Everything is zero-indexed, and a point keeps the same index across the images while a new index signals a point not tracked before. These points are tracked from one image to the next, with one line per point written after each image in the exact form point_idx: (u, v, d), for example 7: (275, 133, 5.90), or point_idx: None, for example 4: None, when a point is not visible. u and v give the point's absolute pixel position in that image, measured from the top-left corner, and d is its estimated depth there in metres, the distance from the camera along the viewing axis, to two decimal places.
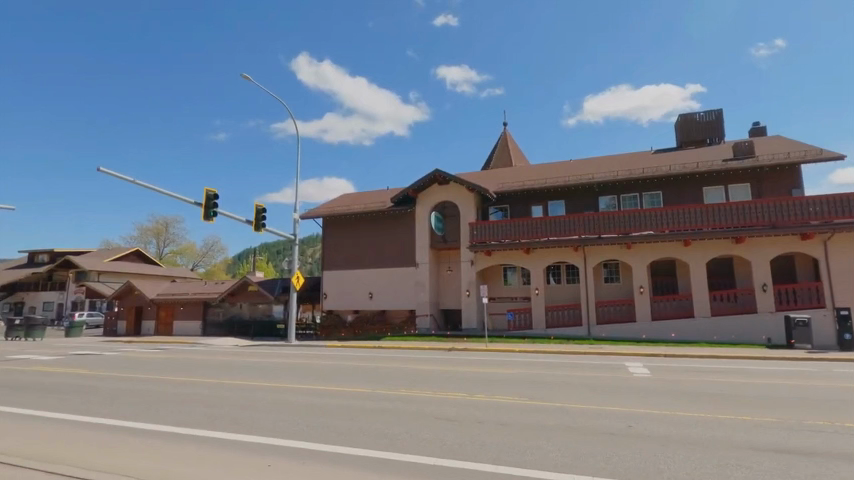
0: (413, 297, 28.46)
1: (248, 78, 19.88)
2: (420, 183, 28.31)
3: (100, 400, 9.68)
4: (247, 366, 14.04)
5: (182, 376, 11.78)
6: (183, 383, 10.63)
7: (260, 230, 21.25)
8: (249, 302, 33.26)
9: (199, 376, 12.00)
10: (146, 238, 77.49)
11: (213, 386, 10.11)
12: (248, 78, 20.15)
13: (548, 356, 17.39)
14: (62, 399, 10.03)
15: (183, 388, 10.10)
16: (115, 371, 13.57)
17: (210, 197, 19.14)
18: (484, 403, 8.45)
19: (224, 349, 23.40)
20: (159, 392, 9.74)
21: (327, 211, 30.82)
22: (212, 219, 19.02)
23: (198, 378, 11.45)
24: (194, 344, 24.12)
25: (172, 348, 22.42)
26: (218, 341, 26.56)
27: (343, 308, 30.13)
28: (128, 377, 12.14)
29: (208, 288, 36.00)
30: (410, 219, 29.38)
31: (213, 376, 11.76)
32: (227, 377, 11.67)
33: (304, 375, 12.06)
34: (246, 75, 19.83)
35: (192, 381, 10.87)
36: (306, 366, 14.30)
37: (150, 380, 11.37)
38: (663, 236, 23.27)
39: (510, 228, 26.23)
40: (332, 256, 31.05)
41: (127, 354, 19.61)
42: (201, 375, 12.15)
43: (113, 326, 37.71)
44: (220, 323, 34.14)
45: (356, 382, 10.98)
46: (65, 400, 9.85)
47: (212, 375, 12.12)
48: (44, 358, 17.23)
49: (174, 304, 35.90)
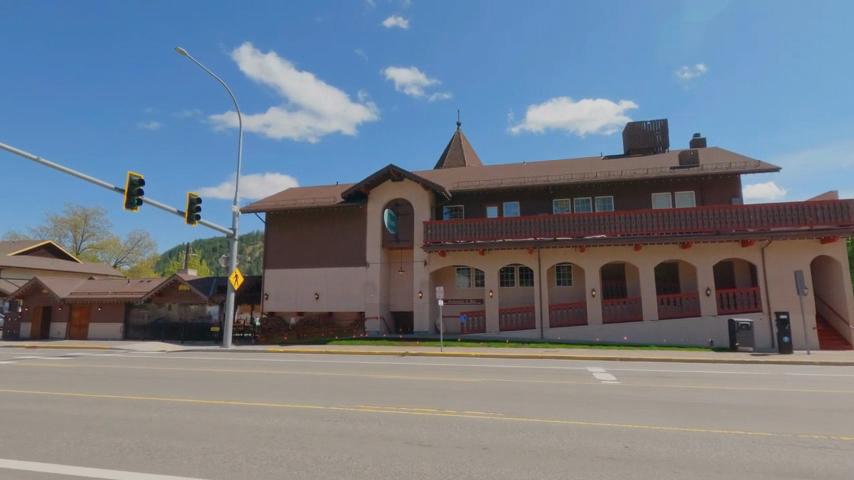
0: (362, 298, 26.99)
1: (183, 52, 17.65)
2: (373, 178, 26.92)
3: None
4: (172, 378, 12.06)
5: (86, 393, 9.74)
6: (88, 403, 8.69)
7: (193, 223, 19.04)
8: (179, 303, 30.25)
9: (109, 392, 9.99)
10: (61, 230, 69.92)
11: (124, 407, 8.28)
12: (183, 53, 17.84)
13: (507, 361, 16.64)
14: None
15: (87, 409, 8.20)
16: (2, 385, 11.20)
17: (134, 184, 16.76)
18: (458, 422, 7.32)
19: (147, 356, 20.78)
20: (52, 415, 7.80)
21: (270, 205, 28.60)
22: (135, 209, 16.60)
23: (107, 395, 9.47)
24: (112, 350, 21.27)
25: (83, 355, 19.56)
26: (142, 346, 23.62)
27: (286, 310, 28.07)
28: (14, 395, 9.86)
29: (131, 287, 32.46)
30: (361, 216, 27.88)
31: (126, 392, 9.81)
32: (144, 393, 9.77)
33: (241, 388, 10.39)
34: (180, 49, 17.51)
35: (96, 400, 8.92)
36: (245, 377, 12.56)
37: (39, 400, 9.23)
38: (616, 240, 23.42)
39: (465, 229, 25.45)
40: (275, 253, 28.89)
41: (25, 363, 16.70)
42: (112, 391, 10.15)
43: (15, 329, 33.01)
44: (144, 325, 30.83)
45: (304, 396, 9.53)
46: None
47: (126, 390, 10.18)
48: None
49: (90, 305, 32.01)
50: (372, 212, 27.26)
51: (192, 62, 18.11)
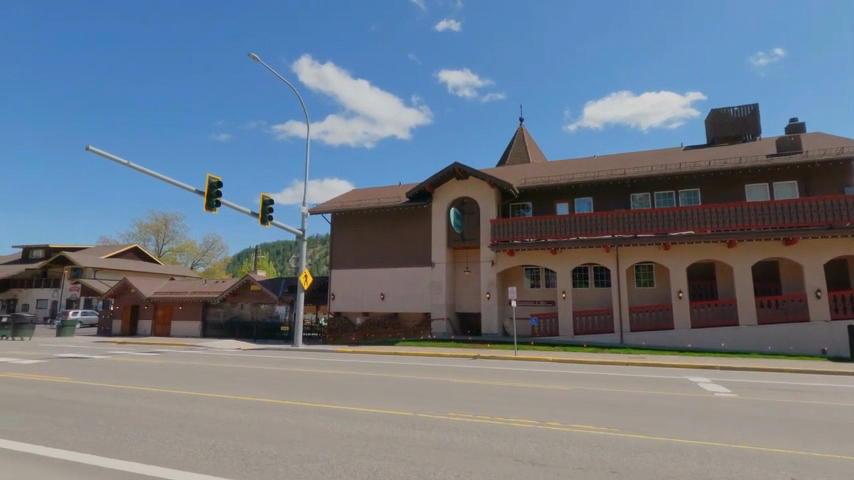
0: (428, 299, 26.50)
1: (257, 57, 18.09)
2: (438, 177, 26.42)
3: (71, 424, 7.77)
4: (252, 378, 12.08)
5: (175, 391, 9.86)
6: (180, 400, 8.71)
7: (266, 224, 19.48)
8: (251, 303, 31.34)
9: (195, 389, 10.07)
10: (145, 235, 75.69)
11: (213, 406, 8.16)
12: (257, 58, 18.25)
13: (590, 367, 15.46)
14: (32, 424, 8.09)
15: (180, 407, 8.18)
16: (102, 380, 11.68)
17: (214, 186, 17.27)
18: (568, 437, 6.48)
19: (225, 354, 21.47)
20: (147, 412, 7.84)
21: (336, 207, 28.90)
22: (215, 210, 17.09)
23: (194, 393, 9.51)
24: (193, 347, 22.23)
25: (169, 351, 20.55)
26: (220, 344, 24.50)
27: (352, 310, 28.17)
28: (111, 390, 10.18)
29: (208, 287, 34.11)
30: (426, 215, 27.46)
31: (212, 391, 9.83)
32: (229, 392, 9.77)
33: (322, 389, 10.13)
34: (254, 54, 17.93)
35: (185, 397, 8.95)
36: (321, 377, 12.38)
37: (134, 396, 9.40)
38: (706, 236, 21.28)
39: (535, 227, 24.30)
40: (341, 254, 29.13)
41: (118, 358, 17.67)
42: (199, 388, 10.24)
43: (108, 326, 35.72)
44: (220, 324, 32.22)
45: (390, 400, 9.08)
46: (35, 426, 7.92)
47: (211, 388, 10.23)
48: (23, 361, 15.26)
49: (172, 304, 33.99)
50: (437, 212, 26.75)
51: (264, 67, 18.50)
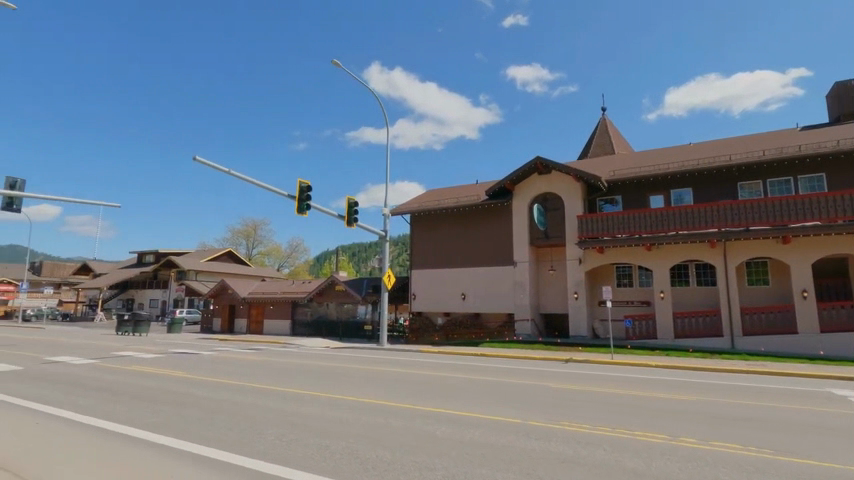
0: (511, 299, 25.72)
1: (338, 64, 18.99)
2: (519, 173, 25.59)
3: (193, 418, 8.22)
4: (347, 378, 12.26)
5: (280, 389, 10.21)
6: (288, 398, 8.92)
7: (352, 225, 20.16)
8: (336, 302, 32.44)
9: (298, 388, 10.37)
10: (237, 240, 81.89)
11: (320, 406, 8.28)
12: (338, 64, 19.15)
13: (703, 374, 13.96)
14: (159, 417, 8.67)
15: (289, 405, 8.36)
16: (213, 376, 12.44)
17: (304, 189, 17.94)
18: (712, 457, 5.66)
19: (316, 351, 22.34)
20: (259, 409, 8.11)
21: (415, 207, 29.05)
22: (305, 213, 17.73)
23: (298, 392, 9.78)
24: (286, 345, 23.36)
25: (265, 348, 21.74)
26: (310, 342, 25.54)
27: (434, 310, 28.09)
28: (223, 385, 10.75)
29: (296, 287, 35.88)
30: (506, 213, 26.71)
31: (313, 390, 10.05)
32: (329, 391, 9.92)
33: (419, 391, 9.97)
34: (335, 62, 18.91)
35: (291, 396, 9.19)
36: (414, 379, 12.29)
37: (244, 392, 9.85)
38: (838, 227, 18.46)
39: (627, 221, 22.64)
40: (421, 254, 29.21)
41: (222, 354, 18.96)
42: (301, 386, 10.54)
43: (210, 323, 38.81)
44: (308, 322, 33.72)
45: (493, 405, 8.68)
46: (162, 419, 8.46)
47: (312, 387, 10.48)
48: (144, 355, 16.81)
49: (264, 304, 36.20)
50: (518, 209, 25.94)
51: (346, 72, 19.50)
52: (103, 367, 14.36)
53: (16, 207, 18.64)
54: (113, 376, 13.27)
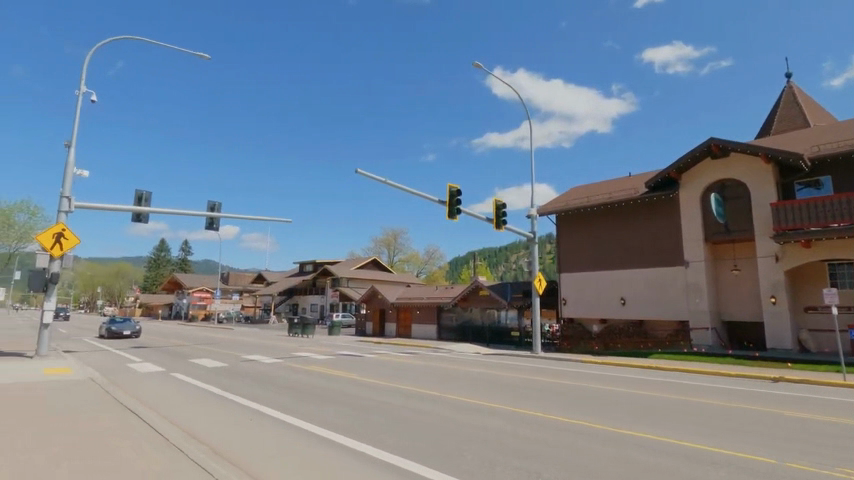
0: (683, 305, 22.47)
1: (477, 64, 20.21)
2: (686, 159, 22.31)
3: (382, 427, 8.33)
4: (517, 397, 11.63)
5: (455, 408, 10.00)
6: (470, 421, 8.56)
7: (501, 228, 19.49)
8: (481, 308, 32.03)
9: (471, 408, 10.04)
10: (380, 249, 87.76)
11: (503, 435, 7.76)
12: (477, 65, 20.50)
13: None
14: (349, 421, 9.00)
15: (475, 428, 7.99)
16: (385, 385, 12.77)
17: (454, 194, 17.82)
18: None
19: (468, 358, 22.18)
20: (442, 432, 7.91)
21: (561, 206, 27.26)
22: (457, 218, 17.58)
23: (474, 414, 9.43)
24: (439, 350, 23.63)
25: (420, 352, 22.26)
26: (461, 347, 25.53)
27: (588, 316, 25.90)
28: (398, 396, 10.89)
29: (441, 293, 36.51)
30: (672, 206, 23.45)
31: (489, 414, 9.63)
32: (506, 416, 9.38)
33: (610, 424, 8.87)
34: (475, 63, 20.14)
35: (468, 420, 8.87)
36: (592, 403, 11.14)
37: (419, 409, 9.85)
38: None
39: (847, 206, 17.95)
40: (570, 256, 27.22)
41: (384, 358, 19.87)
42: (474, 407, 10.20)
43: (363, 327, 41.65)
44: (453, 327, 33.92)
45: (720, 448, 7.32)
46: (353, 424, 8.75)
47: (486, 408, 10.06)
48: (319, 356, 18.30)
49: (411, 308, 37.56)
50: (688, 201, 22.67)
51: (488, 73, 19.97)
52: (289, 366, 15.91)
53: (215, 228, 21.95)
54: (299, 378, 14.51)
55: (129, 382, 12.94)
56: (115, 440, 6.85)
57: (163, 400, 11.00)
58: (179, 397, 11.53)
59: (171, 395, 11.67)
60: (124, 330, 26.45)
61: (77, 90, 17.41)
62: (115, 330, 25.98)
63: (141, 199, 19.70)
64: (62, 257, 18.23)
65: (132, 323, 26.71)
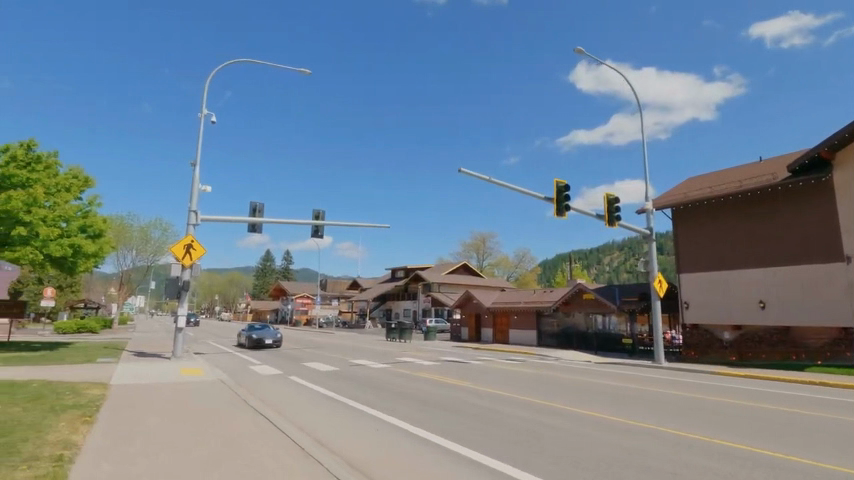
0: (845, 309, 18.81)
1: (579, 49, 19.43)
2: (842, 134, 18.83)
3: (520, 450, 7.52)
4: (661, 417, 10.09)
5: (594, 433, 8.78)
6: (622, 452, 7.45)
7: (614, 224, 17.84)
8: (586, 312, 29.86)
9: (615, 435, 8.72)
10: (468, 253, 87.25)
11: (674, 475, 6.43)
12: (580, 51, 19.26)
13: None
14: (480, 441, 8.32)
15: (632, 461, 6.89)
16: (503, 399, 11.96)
17: (561, 189, 16.56)
18: None
19: (579, 366, 20.58)
20: (591, 466, 6.82)
21: (678, 199, 24.48)
22: (565, 215, 16.29)
23: (623, 443, 8.15)
24: (545, 357, 22.24)
25: (526, 360, 21.09)
26: (568, 355, 23.89)
27: (717, 322, 22.81)
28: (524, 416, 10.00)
29: (540, 297, 34.84)
30: (823, 192, 19.88)
31: (638, 439, 8.28)
32: (663, 446, 7.95)
33: (809, 457, 7.07)
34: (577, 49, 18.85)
35: (620, 451, 7.63)
36: (763, 425, 9.26)
37: (553, 436, 8.76)
38: None
39: None
40: (691, 254, 24.27)
41: (490, 365, 19.03)
42: (619, 433, 8.85)
43: (459, 332, 41.12)
44: (555, 334, 32.06)
45: None
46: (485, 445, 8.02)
47: (634, 435, 8.66)
48: (425, 362, 17.97)
49: (508, 313, 36.23)
50: (845, 184, 19.11)
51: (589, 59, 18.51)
52: (398, 372, 15.71)
53: (320, 235, 22.78)
54: (410, 385, 14.20)
55: (253, 385, 13.41)
56: (253, 446, 6.75)
57: (286, 403, 11.17)
58: (300, 401, 11.65)
59: (292, 399, 11.83)
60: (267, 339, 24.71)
61: (199, 114, 19.07)
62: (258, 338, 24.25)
63: (255, 210, 21.00)
64: (191, 266, 19.90)
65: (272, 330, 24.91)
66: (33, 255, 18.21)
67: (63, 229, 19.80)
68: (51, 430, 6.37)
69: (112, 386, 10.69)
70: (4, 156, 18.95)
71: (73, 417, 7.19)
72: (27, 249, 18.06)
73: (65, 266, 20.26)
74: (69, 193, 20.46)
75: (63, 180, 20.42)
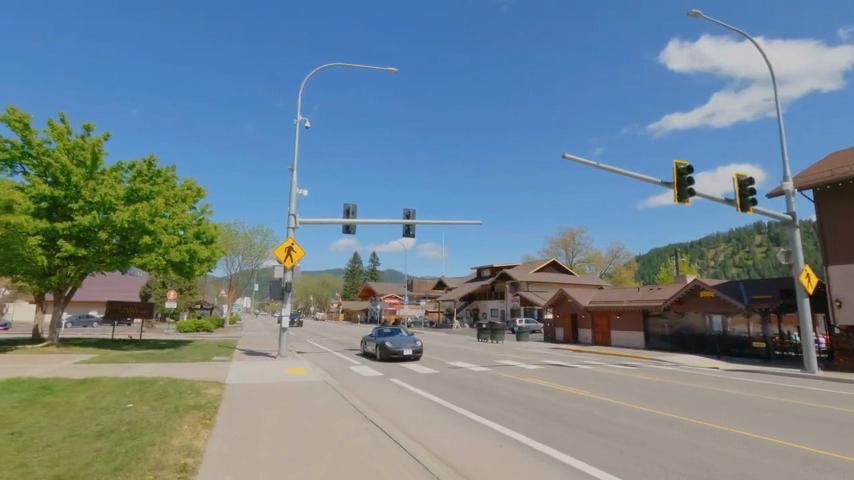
0: None
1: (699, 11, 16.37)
2: None
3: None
4: (853, 441, 7.96)
5: (760, 458, 7.10)
6: None
7: (748, 210, 15.35)
8: (704, 312, 26.54)
9: (792, 463, 6.96)
10: (557, 250, 83.44)
11: None
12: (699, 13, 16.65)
13: None
14: (615, 464, 7.13)
15: None
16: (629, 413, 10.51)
17: (683, 172, 14.50)
18: None
19: (704, 373, 18.10)
20: None
21: (823, 177, 20.69)
22: (688, 201, 14.25)
23: (812, 477, 6.38)
24: (662, 362, 19.94)
25: (639, 364, 19.03)
26: (687, 360, 21.26)
27: None
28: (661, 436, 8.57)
29: (646, 295, 31.77)
30: None
31: (831, 471, 6.48)
32: None
33: None
34: (695, 11, 16.44)
35: None
36: None
37: (707, 460, 7.22)
38: None
39: None
40: (843, 242, 20.36)
41: (599, 370, 17.34)
42: (797, 461, 7.05)
43: (553, 333, 38.98)
44: (666, 335, 28.99)
45: None
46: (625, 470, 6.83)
47: (822, 468, 6.80)
48: (527, 365, 16.83)
49: (609, 313, 33.52)
50: None
51: (708, 20, 16.04)
52: (500, 376, 14.76)
53: (411, 234, 22.50)
54: (516, 391, 13.18)
55: (356, 386, 13.26)
56: (369, 461, 6.25)
57: (392, 409, 10.76)
58: (404, 406, 11.20)
59: (397, 404, 11.41)
60: (405, 350, 17.80)
61: (295, 120, 19.62)
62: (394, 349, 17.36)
63: (349, 211, 21.22)
64: (292, 268, 20.55)
65: (412, 338, 17.86)
66: (158, 260, 19.98)
67: (181, 237, 21.52)
68: (177, 434, 6.32)
69: (227, 385, 11.01)
70: (132, 171, 20.92)
71: (194, 419, 7.21)
72: (152, 256, 19.82)
73: (184, 270, 22.01)
74: (185, 203, 22.20)
75: (179, 191, 22.20)
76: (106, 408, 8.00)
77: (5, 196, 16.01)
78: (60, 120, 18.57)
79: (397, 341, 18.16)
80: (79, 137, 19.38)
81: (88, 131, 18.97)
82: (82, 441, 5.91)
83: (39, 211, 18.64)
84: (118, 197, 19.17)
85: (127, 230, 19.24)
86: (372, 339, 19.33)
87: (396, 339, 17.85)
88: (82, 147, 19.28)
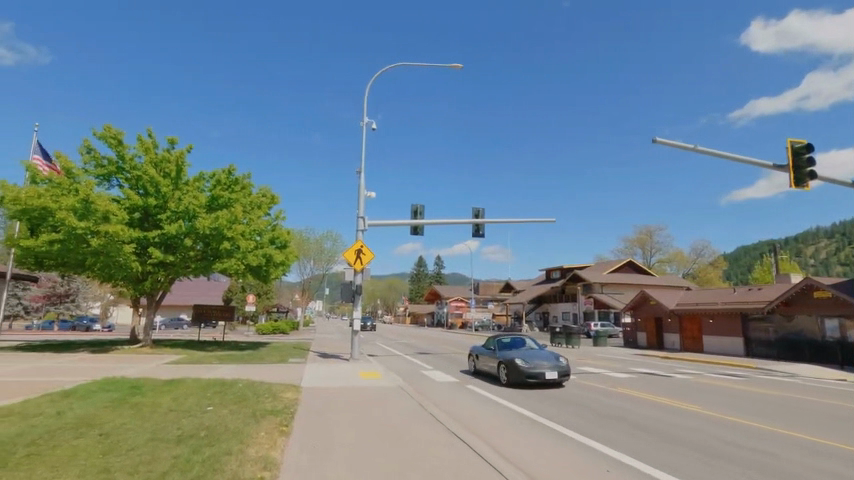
0: None
1: None
2: None
3: None
4: None
5: None
6: None
7: None
8: (819, 315, 23.23)
9: None
10: (633, 249, 78.38)
11: None
12: None
13: None
14: None
15: None
16: (747, 432, 8.98)
17: (800, 152, 12.50)
18: None
19: (829, 386, 15.55)
20: None
21: None
22: (808, 185, 12.25)
23: None
24: (773, 373, 17.48)
25: (746, 375, 16.80)
26: (803, 370, 18.50)
27: None
28: (796, 460, 7.13)
29: (743, 297, 28.51)
30: None
31: None
32: None
33: None
34: None
35: None
36: None
37: None
38: None
39: None
40: None
41: (699, 380, 15.45)
42: None
43: (634, 338, 36.20)
44: (772, 342, 25.75)
45: None
46: None
47: None
48: (614, 373, 15.38)
49: (699, 317, 30.51)
50: None
51: None
52: (584, 385, 13.52)
53: (481, 234, 21.67)
54: (605, 401, 11.93)
55: (430, 392, 12.69)
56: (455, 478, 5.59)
57: (470, 418, 10.03)
58: (483, 415, 10.43)
59: (474, 412, 10.68)
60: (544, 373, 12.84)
61: (362, 122, 19.59)
62: (534, 371, 12.49)
63: (416, 212, 20.85)
64: (362, 270, 20.47)
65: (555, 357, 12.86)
66: (237, 265, 20.76)
67: (257, 242, 22.29)
68: (253, 442, 6.03)
69: (302, 388, 10.85)
70: (212, 181, 21.94)
71: (271, 425, 6.93)
72: (232, 260, 20.67)
73: (261, 274, 22.78)
74: (260, 209, 23.00)
75: (255, 198, 23.02)
76: (187, 410, 8.00)
77: (102, 208, 17.30)
78: (148, 135, 19.86)
79: (530, 358, 13.23)
80: (165, 150, 20.61)
81: (173, 145, 20.13)
82: (163, 446, 5.77)
83: (132, 221, 20.05)
84: (201, 205, 20.15)
85: (209, 237, 20.16)
86: (490, 354, 14.51)
87: (531, 357, 12.95)
88: (167, 159, 20.49)
